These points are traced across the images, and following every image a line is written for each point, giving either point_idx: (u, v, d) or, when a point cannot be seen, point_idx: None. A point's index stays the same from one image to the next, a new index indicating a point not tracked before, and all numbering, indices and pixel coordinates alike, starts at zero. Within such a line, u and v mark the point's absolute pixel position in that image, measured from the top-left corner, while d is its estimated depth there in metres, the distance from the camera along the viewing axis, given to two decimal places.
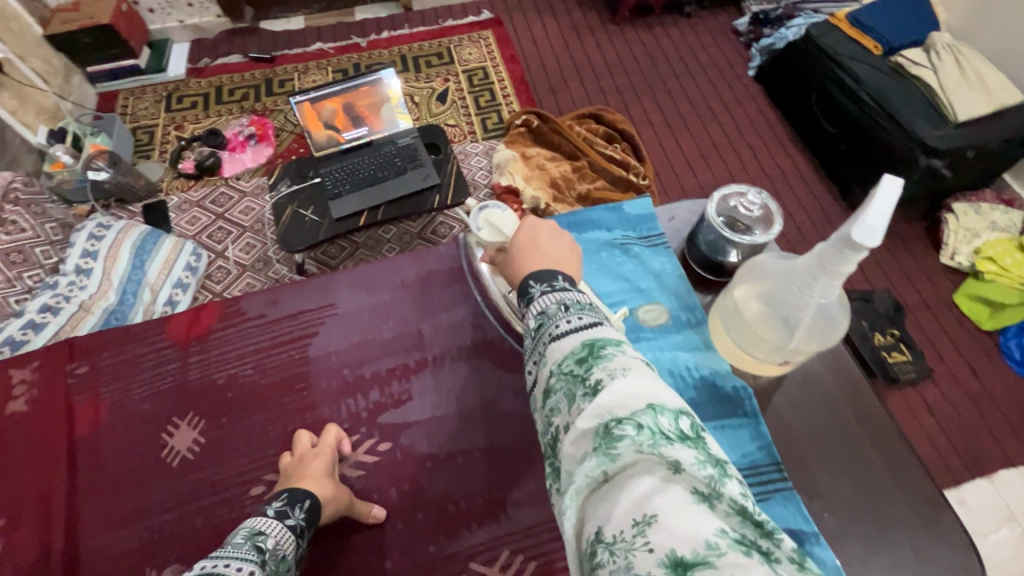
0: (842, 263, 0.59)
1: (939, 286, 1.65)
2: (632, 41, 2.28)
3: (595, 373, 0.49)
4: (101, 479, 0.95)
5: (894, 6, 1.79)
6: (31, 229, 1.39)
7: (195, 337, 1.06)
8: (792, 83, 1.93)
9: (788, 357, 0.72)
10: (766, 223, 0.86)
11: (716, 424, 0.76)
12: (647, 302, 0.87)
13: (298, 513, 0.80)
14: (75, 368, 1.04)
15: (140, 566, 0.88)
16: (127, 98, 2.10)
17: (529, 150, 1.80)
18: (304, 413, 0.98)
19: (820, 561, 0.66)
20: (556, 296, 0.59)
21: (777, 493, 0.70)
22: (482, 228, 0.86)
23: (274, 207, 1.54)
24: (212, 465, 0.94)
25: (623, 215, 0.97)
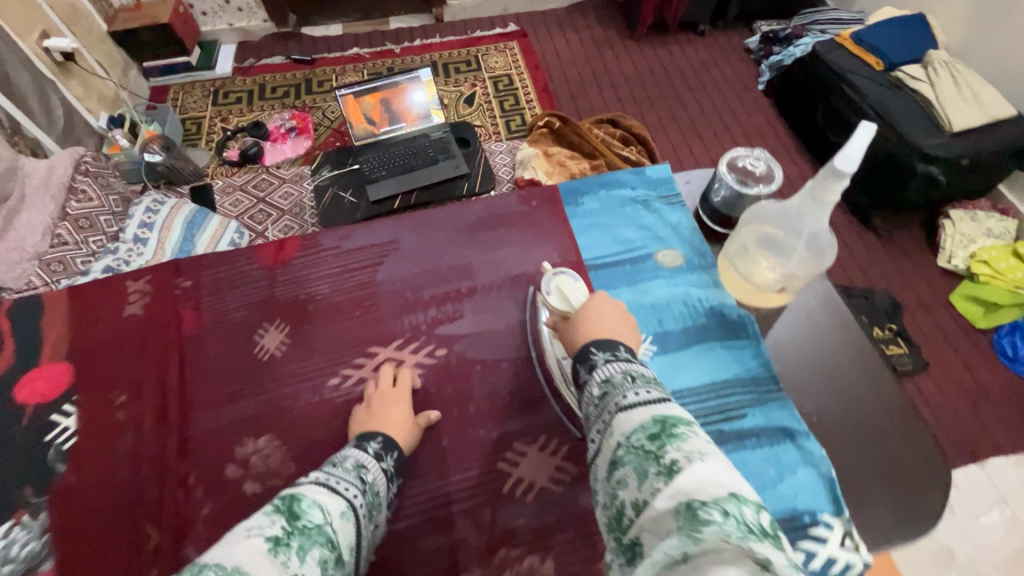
0: (828, 193, 0.73)
1: (935, 287, 1.75)
2: (649, 55, 2.43)
3: (670, 453, 0.51)
4: (197, 371, 0.95)
5: (896, 27, 1.91)
6: (97, 199, 1.52)
7: (283, 261, 1.06)
8: (800, 95, 2.06)
9: (785, 283, 0.88)
10: (768, 178, 0.98)
11: (722, 344, 0.92)
12: (665, 248, 1.03)
13: (389, 460, 0.77)
14: (181, 283, 1.05)
15: (236, 438, 0.88)
16: (177, 92, 2.27)
17: (551, 149, 1.92)
18: (373, 326, 0.97)
19: (809, 452, 0.80)
20: (619, 366, 0.66)
21: (774, 399, 0.86)
22: (551, 291, 0.92)
23: (316, 189, 1.68)
24: (301, 358, 0.94)
25: (647, 178, 1.13)
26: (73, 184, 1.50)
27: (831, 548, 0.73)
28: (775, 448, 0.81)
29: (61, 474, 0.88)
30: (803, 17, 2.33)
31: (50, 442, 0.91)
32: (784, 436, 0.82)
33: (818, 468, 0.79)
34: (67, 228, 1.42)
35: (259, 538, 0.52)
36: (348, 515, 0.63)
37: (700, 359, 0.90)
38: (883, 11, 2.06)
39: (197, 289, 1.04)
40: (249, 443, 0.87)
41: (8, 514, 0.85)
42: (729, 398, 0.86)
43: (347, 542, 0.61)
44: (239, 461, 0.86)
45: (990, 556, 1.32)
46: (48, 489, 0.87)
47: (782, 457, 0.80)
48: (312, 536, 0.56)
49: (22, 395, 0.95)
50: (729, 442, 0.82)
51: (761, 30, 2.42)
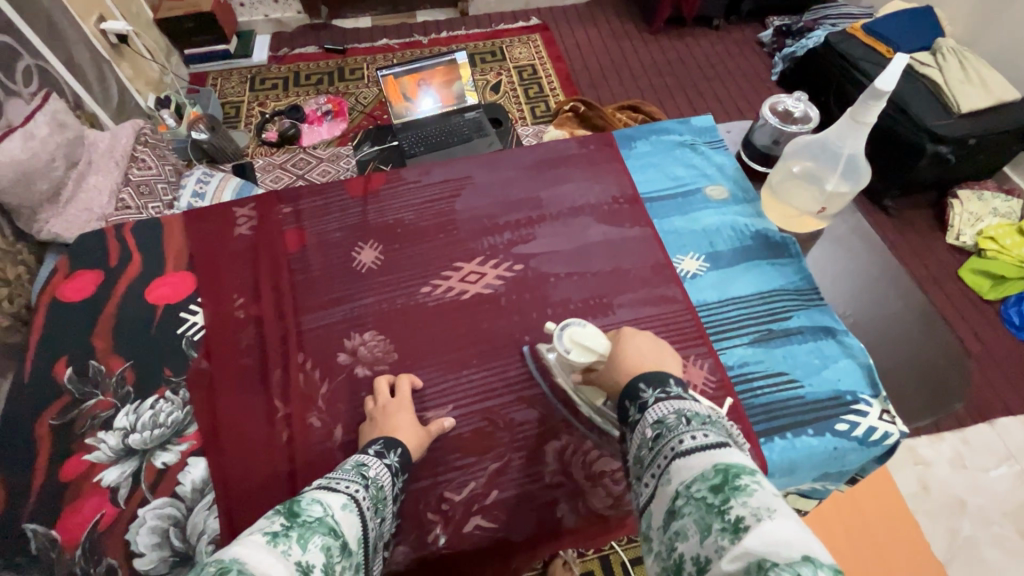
0: (868, 113, 0.89)
1: (944, 262, 1.84)
2: (666, 47, 2.53)
3: (736, 508, 0.48)
4: (307, 279, 1.01)
5: (904, 19, 2.02)
6: (156, 168, 1.60)
7: (371, 194, 1.13)
8: (815, 82, 2.16)
9: (826, 202, 1.00)
10: (804, 121, 1.13)
11: (769, 262, 1.00)
12: (712, 184, 1.12)
13: (393, 455, 0.75)
14: (282, 209, 1.12)
15: (346, 330, 0.95)
16: (216, 78, 2.38)
17: (577, 131, 2.01)
18: (454, 247, 1.05)
19: (848, 345, 0.90)
20: (672, 406, 0.62)
21: (819, 304, 0.95)
22: (570, 349, 0.81)
23: (358, 163, 1.80)
24: (396, 270, 1.02)
25: (692, 126, 1.22)
26: (134, 153, 1.59)
27: (871, 419, 0.82)
28: (817, 342, 0.90)
29: (194, 360, 0.93)
30: (815, 12, 2.42)
31: (182, 333, 0.96)
32: (826, 333, 0.91)
33: (855, 357, 0.88)
34: (129, 193, 1.50)
35: (257, 533, 0.51)
36: (351, 506, 0.61)
37: (751, 272, 0.99)
38: (891, 5, 2.16)
39: (297, 213, 1.10)
40: (356, 336, 0.94)
41: (152, 390, 0.91)
42: (777, 303, 0.95)
43: (353, 533, 0.59)
44: (349, 350, 0.93)
45: (1000, 506, 1.39)
46: (185, 372, 0.92)
47: (824, 349, 0.89)
48: (312, 526, 0.54)
49: (151, 296, 1.00)
50: (778, 338, 0.91)
51: (774, 23, 2.52)
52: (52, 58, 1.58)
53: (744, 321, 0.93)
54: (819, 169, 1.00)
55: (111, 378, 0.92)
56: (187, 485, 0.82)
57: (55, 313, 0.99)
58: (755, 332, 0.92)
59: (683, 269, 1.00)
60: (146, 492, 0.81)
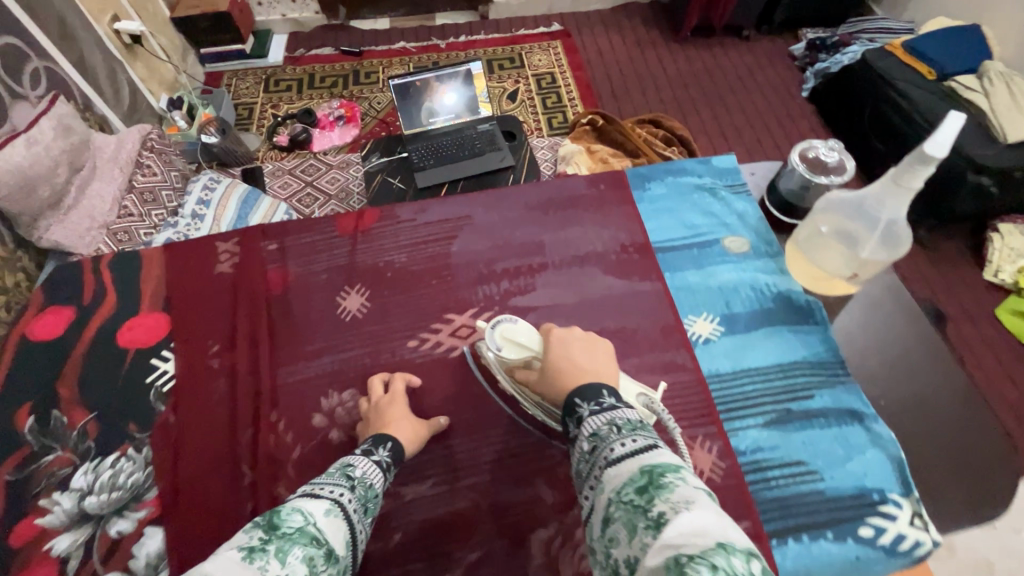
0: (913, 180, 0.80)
1: (981, 300, 1.73)
2: (692, 57, 2.43)
3: (657, 505, 0.49)
4: (288, 328, 0.97)
5: (950, 37, 1.89)
6: (160, 174, 1.58)
7: (362, 233, 1.08)
8: (848, 104, 2.05)
9: (858, 269, 0.93)
10: (839, 170, 1.07)
11: (789, 328, 0.95)
12: (731, 235, 1.06)
13: (383, 451, 0.75)
14: (266, 246, 1.07)
15: (322, 389, 0.91)
16: (231, 78, 2.35)
17: (594, 146, 1.94)
18: (444, 298, 0.99)
19: (876, 433, 0.84)
20: (605, 417, 0.64)
21: (840, 382, 0.89)
22: (501, 347, 0.82)
23: (367, 173, 1.72)
24: (381, 320, 0.97)
25: (712, 167, 1.16)
26: (140, 159, 1.56)
27: (900, 524, 0.77)
28: (843, 428, 0.84)
29: (162, 413, 0.90)
30: (851, 26, 2.33)
31: (151, 382, 0.93)
32: (853, 418, 0.85)
33: (885, 449, 0.82)
34: (133, 201, 1.48)
35: (232, 549, 0.49)
36: (335, 511, 0.60)
37: (769, 340, 0.93)
38: (935, 22, 2.04)
39: (282, 251, 1.06)
40: (334, 395, 0.90)
41: (115, 446, 0.87)
42: (797, 379, 0.89)
43: (339, 538, 0.58)
44: (326, 411, 0.89)
45: None
46: (151, 427, 0.89)
47: (849, 437, 0.84)
48: (293, 538, 0.53)
49: (123, 338, 0.97)
50: (797, 421, 0.85)
51: (807, 37, 2.41)
52: (62, 60, 1.56)
53: (760, 399, 0.87)
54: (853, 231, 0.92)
55: (73, 432, 0.88)
56: (141, 559, 0.78)
57: (36, 347, 0.96)
58: (772, 413, 0.86)
59: (695, 332, 0.94)
60: (96, 565, 0.77)
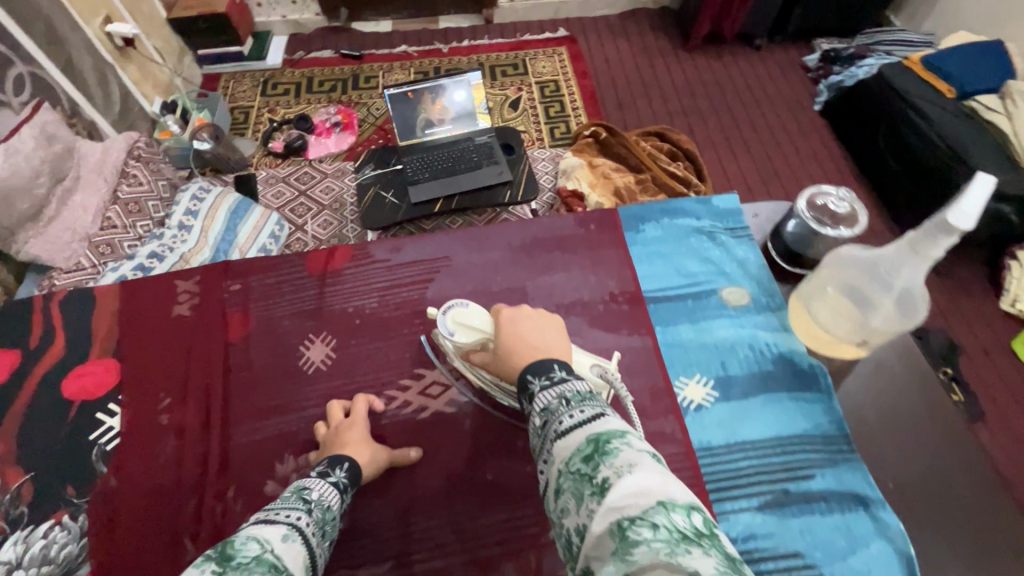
0: (934, 247, 0.76)
1: (999, 331, 1.65)
2: (701, 67, 2.36)
3: (603, 470, 0.48)
4: (246, 380, 0.91)
5: (972, 52, 1.81)
6: (147, 184, 1.54)
7: (332, 272, 1.02)
8: (861, 121, 1.98)
9: (867, 337, 0.88)
10: (851, 221, 1.02)
11: (791, 395, 0.91)
12: (731, 285, 1.04)
13: (339, 472, 0.71)
14: (229, 285, 1.02)
15: (277, 453, 0.84)
16: (228, 80, 2.31)
17: (596, 160, 1.88)
18: (417, 348, 0.94)
19: (882, 523, 0.80)
20: (555, 391, 0.62)
21: (845, 462, 0.85)
22: (454, 332, 0.80)
23: (359, 186, 1.67)
24: (345, 375, 0.91)
25: (712, 208, 1.14)
26: (125, 169, 1.53)
27: None
28: (845, 515, 0.80)
29: (102, 477, 0.85)
30: (868, 36, 2.25)
31: (94, 441, 0.88)
32: (856, 503, 0.81)
33: (892, 541, 0.78)
34: (117, 212, 1.45)
35: None
36: (292, 537, 0.55)
37: (768, 409, 0.89)
38: (956, 36, 1.95)
39: (245, 292, 1.00)
40: (290, 460, 0.83)
41: (48, 514, 0.82)
42: (796, 456, 0.85)
43: (299, 563, 0.53)
44: (280, 478, 0.82)
45: None
46: (89, 492, 0.84)
47: (852, 526, 0.80)
48: (250, 568, 0.47)
49: (68, 390, 0.93)
50: (795, 504, 0.81)
51: (821, 47, 2.32)
52: (49, 65, 1.51)
53: (755, 478, 0.83)
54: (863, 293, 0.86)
55: (5, 496, 0.84)
56: None
57: None
58: (768, 495, 0.82)
59: (686, 398, 0.90)
60: None
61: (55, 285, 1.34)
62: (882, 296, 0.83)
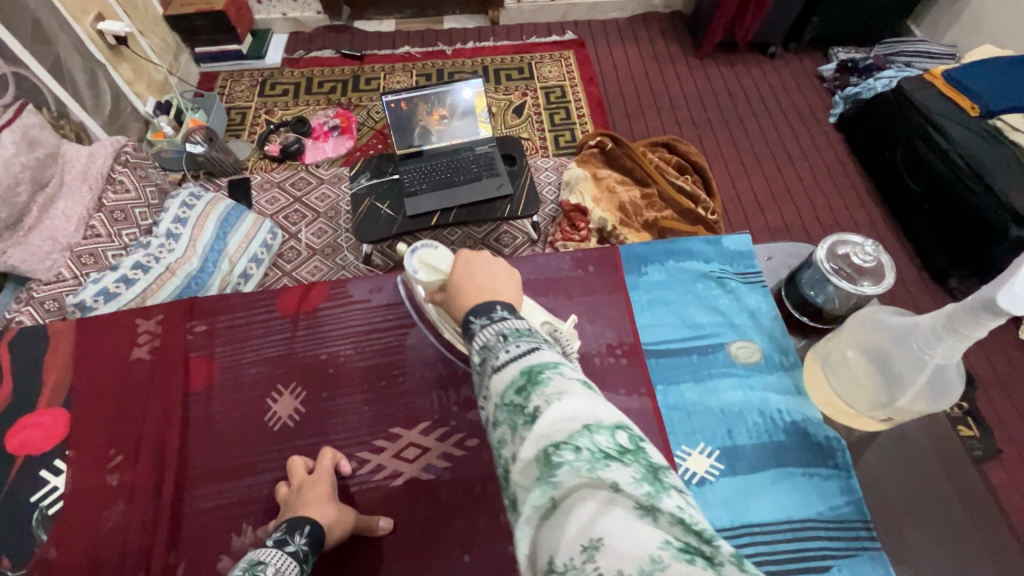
0: (974, 326, 0.69)
1: (1016, 363, 1.58)
2: (712, 75, 2.28)
3: (532, 400, 0.44)
4: (206, 436, 0.86)
5: (997, 68, 1.72)
6: (135, 191, 1.49)
7: (305, 314, 0.97)
8: (878, 137, 1.91)
9: (893, 414, 0.81)
10: (873, 278, 0.94)
11: (804, 470, 0.85)
12: (742, 339, 0.98)
13: (299, 539, 0.68)
14: (195, 326, 0.97)
15: (234, 522, 0.79)
16: (226, 79, 2.25)
17: (601, 172, 1.81)
18: (399, 401, 0.89)
19: None
20: (496, 327, 0.54)
21: (863, 551, 0.78)
22: (418, 270, 0.81)
23: (354, 197, 1.60)
24: (312, 434, 0.86)
25: (722, 249, 1.08)
26: (112, 175, 1.47)
27: None
28: None
29: (41, 545, 0.79)
30: (886, 47, 2.17)
31: (34, 503, 0.83)
32: None
33: None
34: (101, 219, 1.40)
35: None
36: None
37: (778, 487, 0.83)
38: (981, 50, 1.86)
39: (211, 335, 0.96)
40: (247, 531, 0.78)
41: None
42: (809, 543, 0.79)
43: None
44: (235, 551, 0.77)
45: None
46: (26, 563, 0.78)
47: None
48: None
49: (10, 442, 0.87)
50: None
51: (838, 57, 2.24)
52: (34, 64, 1.45)
53: (764, 565, 0.77)
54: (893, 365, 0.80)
55: None
56: None
57: None
58: None
59: (688, 469, 0.84)
60: None
61: (33, 298, 1.29)
62: (914, 372, 0.76)
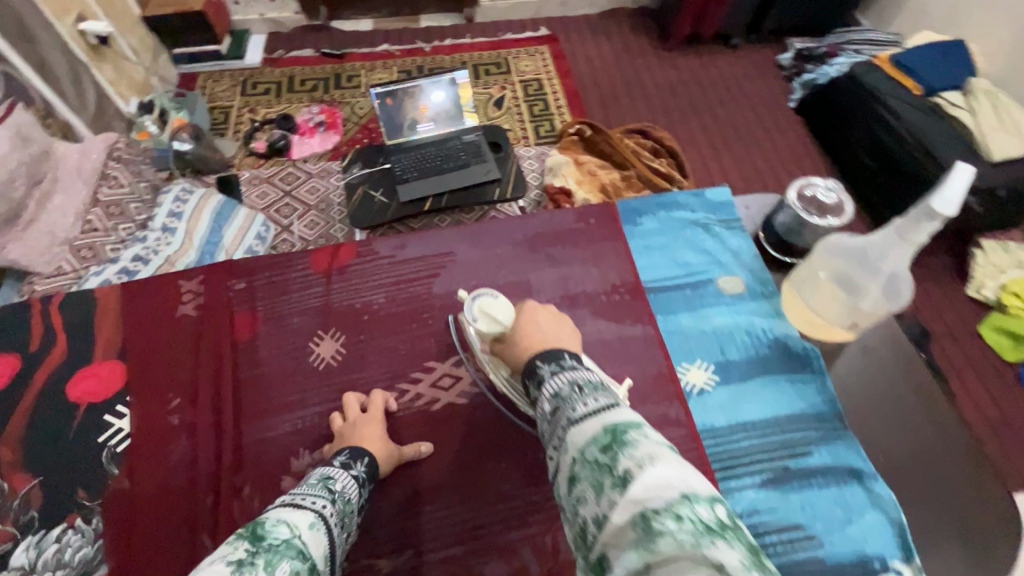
0: (917, 232, 0.86)
1: (964, 315, 1.74)
2: (680, 65, 2.41)
3: (622, 461, 0.47)
4: (257, 378, 0.92)
5: (936, 50, 1.90)
6: (128, 186, 1.50)
7: (337, 268, 1.03)
8: (834, 119, 2.06)
9: (856, 318, 0.97)
10: (837, 211, 1.08)
11: (788, 378, 0.97)
12: (727, 274, 1.09)
13: (360, 466, 0.74)
14: (234, 283, 1.02)
15: (292, 448, 0.86)
16: (206, 80, 2.26)
17: (582, 157, 1.90)
18: (431, 339, 0.97)
19: (878, 495, 0.86)
20: (566, 377, 0.61)
21: (842, 439, 0.91)
22: (477, 318, 0.84)
23: (348, 186, 1.67)
24: (356, 370, 0.93)
25: (706, 200, 1.19)
26: (105, 170, 1.49)
27: None
28: (841, 490, 0.87)
29: (113, 479, 0.84)
30: (837, 37, 2.35)
31: (102, 443, 0.87)
32: (853, 478, 0.88)
33: (887, 511, 0.84)
34: (98, 215, 1.42)
35: (219, 563, 0.47)
36: (319, 525, 0.58)
37: (767, 390, 0.95)
38: (921, 35, 2.04)
39: (251, 290, 1.01)
40: (305, 455, 0.85)
41: (60, 518, 0.82)
42: (795, 434, 0.92)
43: (321, 552, 0.56)
44: (296, 473, 0.84)
45: None
46: (101, 495, 0.83)
47: (850, 500, 0.86)
48: (279, 551, 0.51)
49: (73, 392, 0.92)
50: (796, 480, 0.87)
51: (795, 46, 2.40)
52: (21, 64, 1.46)
53: (756, 457, 0.89)
54: (854, 278, 0.95)
55: (14, 501, 0.84)
56: None
57: None
58: (770, 472, 0.88)
59: (689, 382, 0.96)
60: None
61: (35, 291, 1.32)
62: (871, 279, 0.93)
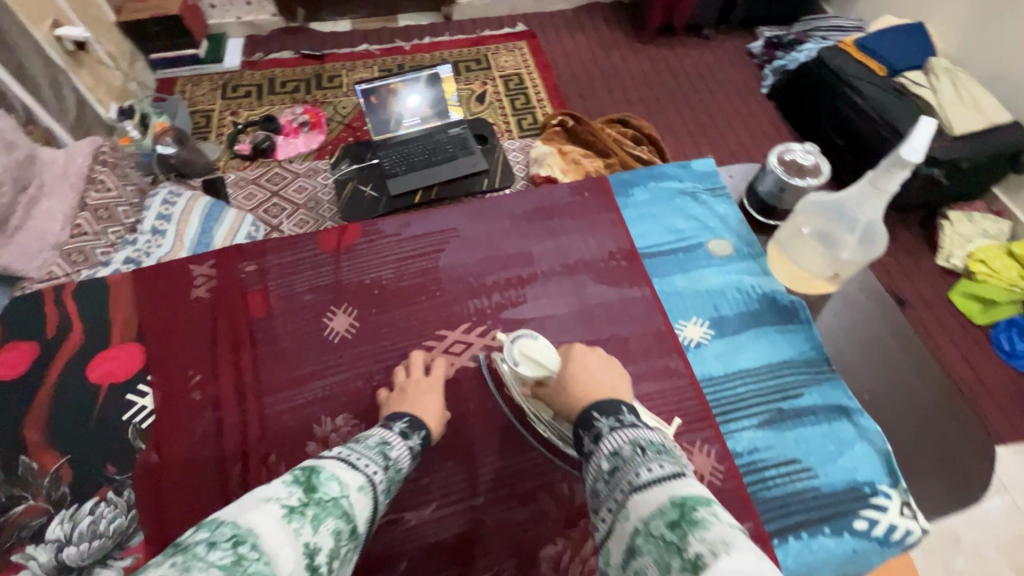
0: (888, 183, 0.90)
1: (935, 283, 1.83)
2: (655, 57, 2.47)
3: (694, 545, 0.47)
4: (276, 352, 1.00)
5: (897, 34, 2.00)
6: (116, 190, 1.49)
7: (345, 248, 1.12)
8: (805, 103, 2.14)
9: (838, 269, 1.03)
10: (814, 172, 1.14)
11: (777, 329, 1.04)
12: (716, 238, 1.15)
13: (416, 437, 0.77)
14: (246, 267, 1.10)
15: (314, 415, 0.94)
16: (185, 84, 2.25)
17: (565, 147, 1.94)
18: (436, 310, 1.04)
19: (865, 428, 0.93)
20: (627, 436, 0.64)
21: (830, 380, 0.98)
22: (520, 362, 0.88)
23: (336, 182, 1.68)
24: (368, 340, 1.01)
25: (693, 171, 1.25)
26: (92, 175, 1.46)
27: (891, 515, 0.86)
28: (831, 423, 0.93)
29: (141, 452, 0.92)
30: (804, 25, 2.44)
31: (128, 421, 0.94)
32: (842, 414, 0.95)
33: (873, 443, 0.92)
34: (87, 219, 1.41)
35: (274, 504, 0.50)
36: (367, 489, 0.60)
37: (758, 341, 1.02)
38: (883, 20, 2.13)
39: (263, 272, 1.09)
40: (327, 421, 0.93)
41: (92, 491, 0.88)
42: (787, 378, 0.98)
43: (365, 516, 0.58)
44: (319, 438, 0.92)
45: (994, 539, 1.36)
46: (131, 467, 0.90)
47: (840, 433, 0.92)
48: (327, 507, 0.53)
49: (94, 374, 0.99)
50: (790, 419, 0.94)
51: (764, 35, 2.48)
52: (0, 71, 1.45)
53: (754, 401, 0.95)
54: (835, 231, 1.01)
55: (45, 476, 0.89)
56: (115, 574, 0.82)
57: None
58: (765, 414, 0.94)
59: (687, 337, 1.02)
60: None
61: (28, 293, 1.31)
62: (848, 231, 0.99)
